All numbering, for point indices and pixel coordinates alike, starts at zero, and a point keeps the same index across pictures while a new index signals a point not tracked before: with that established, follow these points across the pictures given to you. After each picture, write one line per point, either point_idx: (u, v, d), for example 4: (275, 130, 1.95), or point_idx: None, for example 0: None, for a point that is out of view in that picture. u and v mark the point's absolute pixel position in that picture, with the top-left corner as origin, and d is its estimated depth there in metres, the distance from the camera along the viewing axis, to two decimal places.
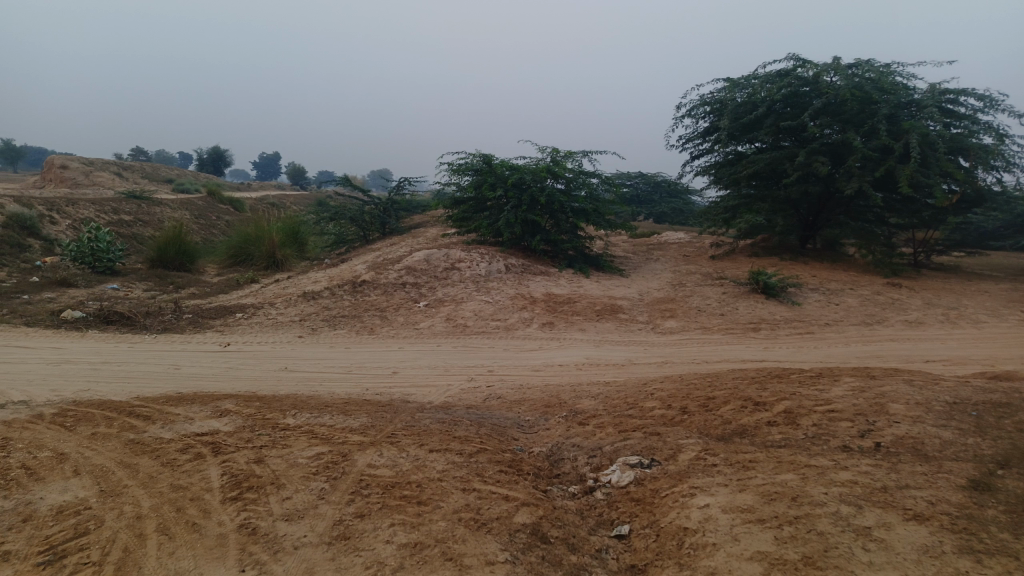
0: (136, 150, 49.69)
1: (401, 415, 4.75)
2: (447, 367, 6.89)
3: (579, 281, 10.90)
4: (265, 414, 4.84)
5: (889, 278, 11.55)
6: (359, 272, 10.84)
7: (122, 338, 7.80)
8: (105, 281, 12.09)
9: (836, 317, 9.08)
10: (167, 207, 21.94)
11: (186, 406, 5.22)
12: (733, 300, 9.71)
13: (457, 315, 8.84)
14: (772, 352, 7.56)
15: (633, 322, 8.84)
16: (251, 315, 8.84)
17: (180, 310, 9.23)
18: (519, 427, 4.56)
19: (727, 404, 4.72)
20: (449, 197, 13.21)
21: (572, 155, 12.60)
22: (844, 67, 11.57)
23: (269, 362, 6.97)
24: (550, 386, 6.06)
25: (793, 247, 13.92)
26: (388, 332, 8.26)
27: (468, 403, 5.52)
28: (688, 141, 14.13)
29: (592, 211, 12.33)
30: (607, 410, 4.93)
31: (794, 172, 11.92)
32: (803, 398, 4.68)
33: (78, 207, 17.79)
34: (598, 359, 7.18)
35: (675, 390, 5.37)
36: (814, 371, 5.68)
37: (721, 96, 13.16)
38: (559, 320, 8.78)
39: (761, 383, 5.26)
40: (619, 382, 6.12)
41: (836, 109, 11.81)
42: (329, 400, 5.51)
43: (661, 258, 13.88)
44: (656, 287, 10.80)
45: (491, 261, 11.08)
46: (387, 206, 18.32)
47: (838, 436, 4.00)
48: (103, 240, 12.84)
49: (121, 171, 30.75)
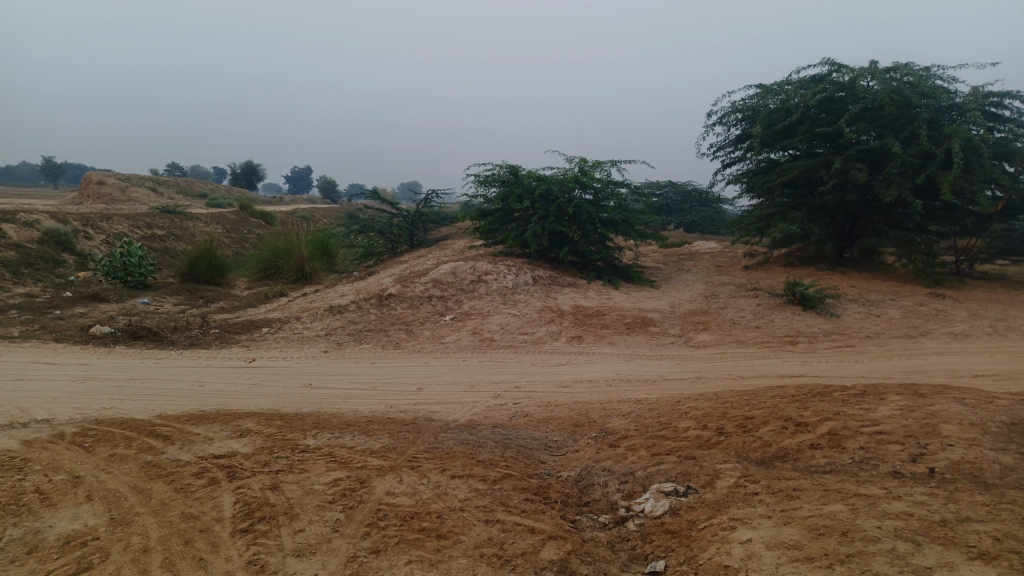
0: (171, 165, 50.62)
1: (424, 436, 4.59)
2: (473, 382, 6.72)
3: (608, 293, 10.68)
4: (286, 434, 4.71)
5: (931, 288, 11.13)
6: (386, 285, 10.75)
7: (148, 354, 7.78)
8: (136, 296, 12.19)
9: (876, 329, 8.73)
10: (199, 221, 22.20)
11: (207, 425, 5.11)
12: (769, 312, 9.41)
13: (484, 329, 8.68)
14: (811, 367, 7.26)
15: (665, 335, 8.59)
16: (278, 329, 8.78)
17: (207, 325, 9.21)
18: (547, 449, 4.37)
19: (765, 424, 4.47)
20: (476, 208, 13.08)
21: (601, 164, 12.41)
22: (881, 71, 11.23)
23: (293, 378, 6.88)
24: (578, 404, 5.86)
25: (829, 256, 13.53)
26: (414, 347, 8.13)
27: (494, 422, 5.34)
28: (719, 149, 13.86)
29: (621, 221, 12.12)
30: (638, 431, 4.71)
31: (830, 179, 11.57)
32: (848, 419, 4.41)
33: (113, 222, 18.06)
34: (628, 375, 6.96)
35: (710, 408, 5.12)
36: (856, 388, 5.39)
37: (753, 102, 12.88)
38: (588, 333, 8.58)
39: (801, 402, 4.99)
40: (650, 400, 5.89)
41: (874, 114, 11.45)
42: (352, 418, 5.37)
43: (692, 268, 13.59)
44: (688, 299, 10.53)
45: (519, 273, 10.91)
46: (415, 219, 18.29)
47: (888, 461, 3.73)
48: (135, 255, 12.95)
49: (157, 186, 31.28)
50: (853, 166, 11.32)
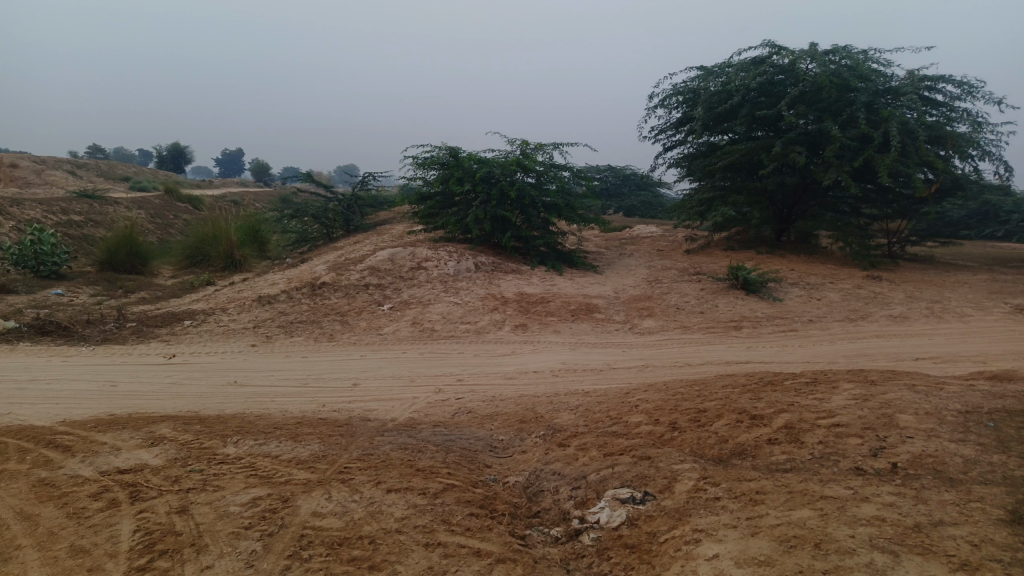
0: (92, 146, 48.00)
1: (359, 440, 4.21)
2: (412, 376, 6.37)
3: (551, 279, 10.44)
4: (205, 442, 4.27)
5: (867, 270, 11.28)
6: (320, 273, 10.24)
7: (57, 351, 7.12)
8: (49, 286, 11.32)
9: (818, 313, 8.74)
10: (120, 205, 20.96)
11: (116, 431, 4.62)
12: (713, 296, 9.33)
13: (424, 319, 8.31)
14: (757, 353, 7.17)
15: (610, 322, 8.39)
16: (202, 322, 8.20)
17: (125, 318, 8.55)
18: (492, 451, 4.07)
19: (719, 417, 4.28)
20: (415, 192, 12.59)
21: (543, 147, 12.12)
22: (821, 53, 11.26)
23: (218, 375, 6.38)
24: (524, 398, 5.58)
25: (768, 240, 13.62)
26: (350, 339, 7.70)
27: (435, 421, 5.01)
28: (660, 133, 13.75)
29: (564, 206, 11.89)
30: (588, 427, 4.45)
31: (770, 163, 11.59)
32: (804, 411, 4.26)
33: (24, 207, 16.83)
34: (575, 365, 6.72)
35: (661, 400, 4.90)
36: (807, 376, 5.27)
37: (694, 85, 12.77)
38: (532, 321, 8.31)
39: (754, 392, 4.82)
40: (598, 391, 5.65)
41: (813, 98, 11.50)
42: (280, 421, 4.94)
43: (634, 253, 13.49)
44: (632, 284, 10.37)
45: (460, 260, 10.54)
46: (352, 203, 17.67)
47: (848, 457, 3.58)
48: (47, 242, 12.04)
49: (76, 169, 29.53)
50: (792, 150, 11.35)
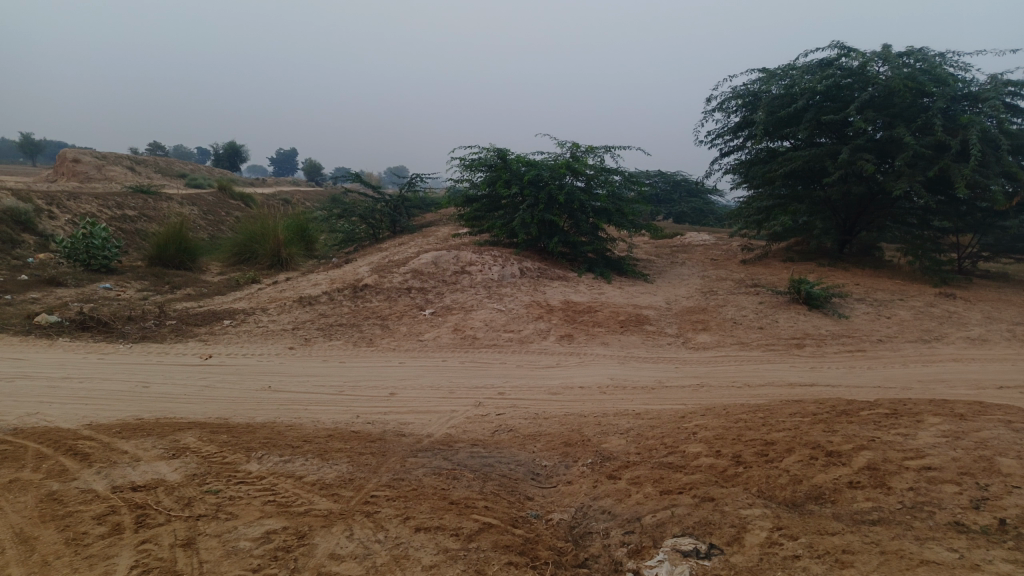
0: (151, 143, 49.30)
1: (391, 461, 3.89)
2: (451, 388, 6.03)
3: (599, 288, 10.01)
4: (228, 455, 3.99)
5: (939, 287, 10.56)
6: (362, 275, 10.02)
7: (94, 348, 7.01)
8: (98, 280, 11.36)
9: (889, 332, 8.12)
10: (173, 201, 21.23)
11: (138, 439, 4.39)
12: (772, 311, 8.78)
13: (466, 325, 7.98)
14: (822, 374, 6.64)
15: (661, 335, 7.93)
16: (241, 322, 8.03)
17: (166, 315, 8.43)
18: (534, 480, 3.70)
19: (789, 453, 3.82)
20: (461, 194, 12.31)
21: (594, 149, 11.71)
22: (894, 55, 10.61)
23: (252, 379, 6.15)
24: (570, 417, 5.20)
25: (829, 251, 12.90)
26: (389, 344, 7.43)
27: (473, 439, 4.67)
28: (717, 137, 13.19)
29: (615, 211, 11.43)
30: (641, 456, 4.04)
31: (835, 171, 10.95)
32: (887, 449, 3.77)
33: (81, 201, 17.13)
34: (624, 381, 6.29)
35: (722, 428, 4.45)
36: (885, 407, 4.75)
37: (755, 88, 12.21)
38: (579, 332, 7.91)
39: (827, 423, 4.34)
40: (650, 413, 5.22)
41: (883, 103, 10.83)
42: (310, 433, 4.66)
43: (687, 262, 12.97)
44: (685, 295, 9.88)
45: (505, 265, 10.21)
46: (398, 204, 17.49)
47: (946, 508, 3.09)
48: (98, 236, 12.11)
49: (135, 165, 30.21)
50: (860, 157, 10.71)
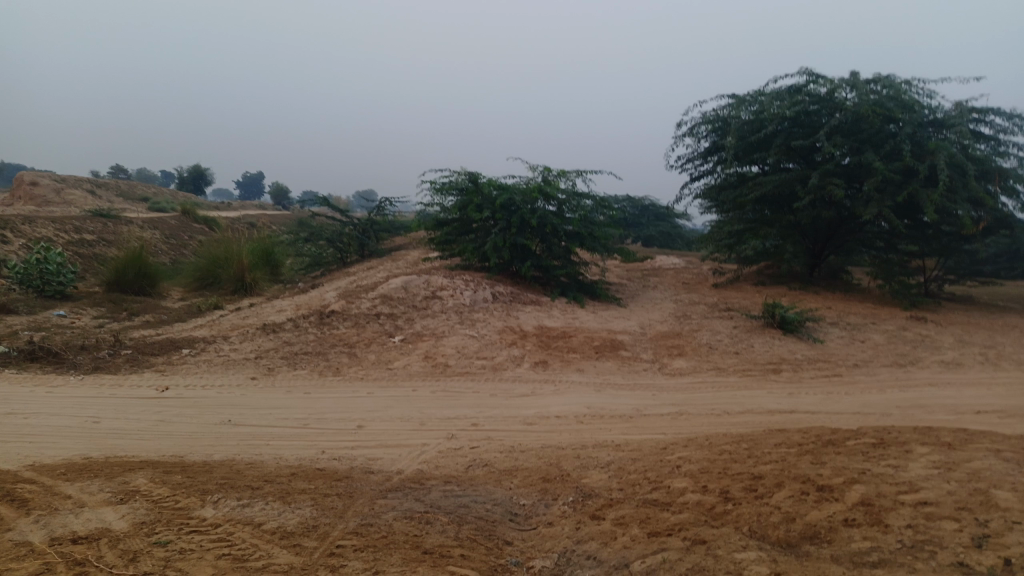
0: (114, 166, 48.35)
1: (359, 502, 3.64)
2: (422, 419, 5.78)
3: (573, 312, 9.86)
4: (182, 499, 3.69)
5: (909, 310, 10.61)
6: (329, 300, 9.73)
7: (42, 380, 6.62)
8: (51, 307, 10.88)
9: (864, 357, 8.07)
10: (134, 225, 20.66)
11: (84, 481, 4.06)
12: (747, 335, 8.70)
13: (437, 353, 7.74)
14: (801, 400, 6.54)
15: (637, 361, 7.78)
16: (201, 351, 7.69)
17: (121, 343, 8.04)
18: (513, 522, 3.47)
19: (778, 488, 3.66)
20: (431, 218, 12.10)
21: (566, 173, 11.64)
22: (861, 82, 10.76)
23: (211, 412, 5.83)
24: (547, 449, 4.98)
25: (799, 275, 12.94)
26: (357, 373, 7.15)
27: (446, 476, 4.43)
28: (687, 162, 13.22)
29: (587, 235, 11.33)
30: (624, 493, 3.84)
31: (806, 195, 11.01)
32: (880, 483, 3.63)
33: (36, 225, 16.55)
34: (601, 410, 6.09)
35: (706, 460, 4.28)
36: (871, 436, 4.62)
37: (724, 113, 12.28)
38: (553, 358, 7.71)
39: (814, 455, 4.20)
40: (630, 444, 5.04)
41: (851, 128, 10.95)
42: (272, 472, 4.38)
43: (659, 285, 12.90)
44: (659, 319, 9.77)
45: (477, 290, 10.00)
46: (367, 227, 17.20)
47: (948, 547, 2.93)
48: (52, 261, 11.64)
49: (95, 188, 29.46)
50: (830, 182, 10.78)
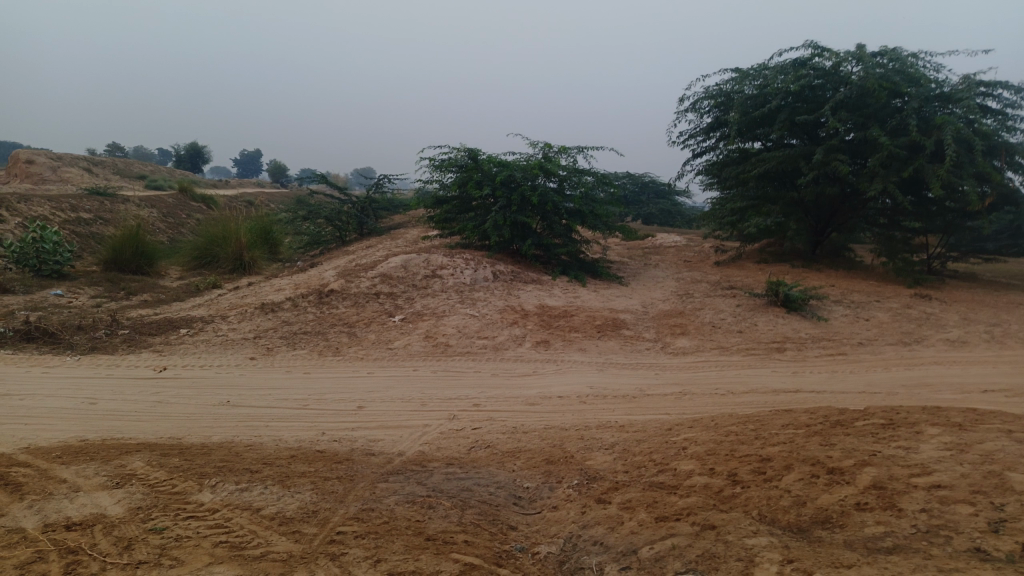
0: (111, 144, 48.09)
1: (360, 486, 3.56)
2: (423, 399, 5.71)
3: (574, 291, 9.75)
4: (179, 483, 3.62)
5: (913, 288, 10.51)
6: (328, 279, 9.62)
7: (38, 361, 6.52)
8: (48, 287, 10.77)
9: (868, 335, 7.99)
10: (131, 203, 20.47)
11: (80, 465, 3.98)
12: (751, 314, 8.60)
13: (438, 332, 7.65)
14: (806, 380, 6.46)
15: (639, 340, 7.69)
16: (199, 331, 7.59)
17: (118, 323, 7.95)
18: (517, 506, 3.40)
19: (788, 471, 3.59)
20: (431, 195, 11.95)
21: (566, 149, 11.47)
22: (867, 56, 10.56)
23: (210, 393, 5.75)
24: (550, 430, 4.91)
25: (802, 252, 12.82)
26: (357, 353, 7.07)
27: (448, 458, 4.36)
28: (689, 138, 13.04)
29: (589, 212, 11.20)
30: (630, 476, 3.76)
31: (810, 172, 10.86)
32: (892, 465, 3.56)
33: (32, 204, 16.39)
34: (604, 390, 6.01)
35: (712, 442, 4.20)
36: (881, 417, 4.54)
37: (728, 87, 12.07)
38: (555, 338, 7.63)
39: (823, 437, 4.12)
40: (634, 425, 4.96)
41: (857, 103, 10.77)
42: (271, 455, 4.31)
43: (661, 263, 12.78)
44: (661, 298, 9.67)
45: (477, 268, 9.89)
46: (365, 205, 17.05)
47: (963, 531, 2.86)
48: (48, 240, 11.51)
49: (92, 167, 29.20)
50: (835, 158, 10.62)
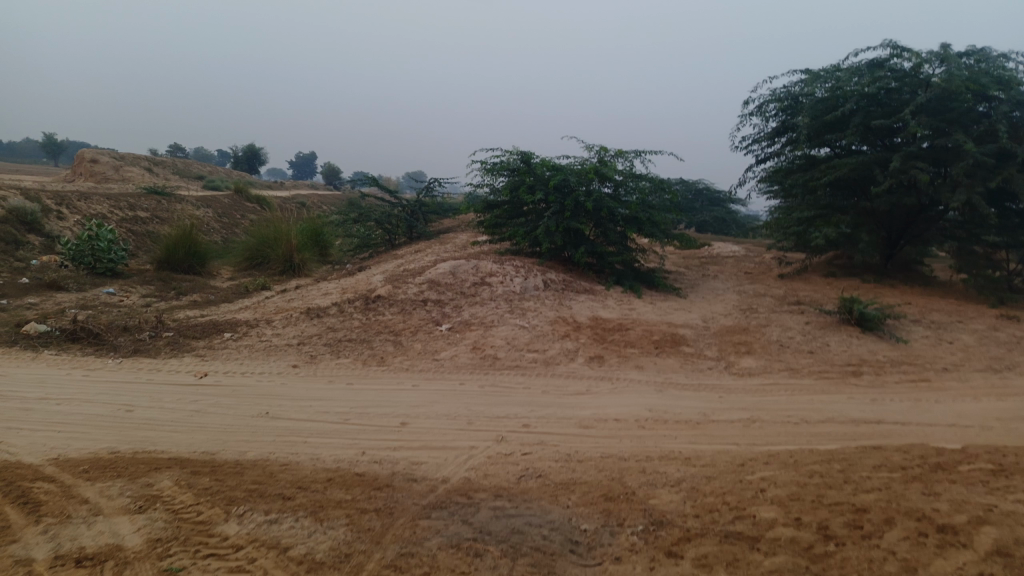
0: (173, 146, 49.48)
1: (399, 523, 3.23)
2: (469, 417, 5.34)
3: (629, 303, 9.30)
4: (205, 510, 3.32)
5: (999, 308, 9.73)
6: (375, 284, 9.38)
7: (82, 363, 6.39)
8: (101, 285, 10.79)
9: (954, 360, 7.32)
10: (187, 203, 20.74)
11: (105, 482, 3.73)
12: (821, 333, 8.01)
13: (486, 343, 7.29)
14: (888, 408, 5.90)
15: (701, 358, 7.20)
16: (243, 335, 7.39)
17: (164, 325, 7.80)
18: (574, 555, 3.00)
19: (890, 526, 3.10)
20: (481, 200, 11.64)
21: (623, 154, 11.01)
22: (951, 57, 9.84)
23: (249, 403, 5.49)
24: (609, 460, 4.50)
25: (873, 266, 12.07)
26: (402, 363, 6.76)
27: (496, 488, 3.99)
28: (753, 143, 12.43)
29: (646, 219, 10.70)
30: (702, 521, 3.33)
31: (884, 180, 10.17)
32: (1015, 525, 3.04)
33: (92, 201, 16.68)
34: (664, 414, 5.55)
35: (795, 484, 3.72)
36: (989, 462, 3.98)
37: (797, 90, 11.44)
38: (610, 353, 7.19)
39: (924, 484, 3.61)
40: (702, 457, 4.50)
41: (939, 108, 10.06)
42: (308, 477, 4.00)
43: (720, 275, 12.22)
44: (723, 312, 9.12)
45: (527, 276, 9.50)
46: (415, 209, 16.83)
47: None
48: (103, 238, 11.55)
49: (152, 167, 29.84)
50: (913, 166, 9.92)
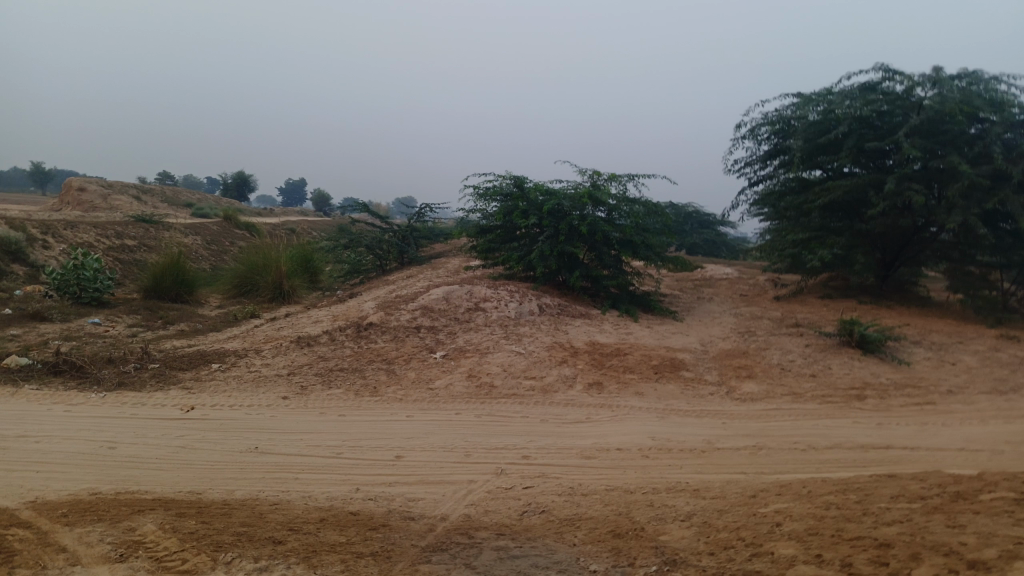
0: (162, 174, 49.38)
1: (397, 570, 3.04)
2: (466, 449, 5.16)
3: (626, 327, 9.15)
4: (189, 556, 3.15)
5: (997, 327, 9.65)
6: (367, 311, 9.20)
7: (63, 397, 6.16)
8: (86, 315, 10.55)
9: (957, 382, 7.20)
10: (175, 230, 20.53)
11: (84, 527, 3.52)
12: (822, 355, 7.89)
13: (481, 371, 7.11)
14: (896, 433, 5.75)
15: (701, 383, 7.04)
16: (231, 366, 7.19)
17: (150, 356, 7.58)
18: None
19: (917, 563, 2.93)
20: (473, 224, 11.53)
21: (616, 177, 10.95)
22: (943, 79, 9.89)
23: (237, 438, 5.28)
24: (614, 493, 4.32)
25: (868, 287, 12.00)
26: (396, 393, 6.56)
27: (499, 525, 3.80)
28: (746, 166, 12.40)
29: (640, 243, 10.61)
30: (718, 559, 3.16)
31: (879, 202, 10.14)
32: None
33: (78, 230, 16.45)
34: (668, 443, 5.37)
35: (812, 518, 3.54)
36: (1010, 491, 3.83)
37: (789, 113, 11.44)
38: (609, 379, 7.02)
39: (947, 516, 3.44)
40: (712, 489, 4.32)
41: (932, 130, 10.08)
42: (299, 517, 3.80)
43: (715, 297, 12.11)
44: (721, 335, 8.98)
45: (522, 301, 9.36)
46: (406, 234, 16.70)
47: None
48: (89, 267, 11.33)
49: (141, 195, 29.64)
50: (908, 187, 9.89)
